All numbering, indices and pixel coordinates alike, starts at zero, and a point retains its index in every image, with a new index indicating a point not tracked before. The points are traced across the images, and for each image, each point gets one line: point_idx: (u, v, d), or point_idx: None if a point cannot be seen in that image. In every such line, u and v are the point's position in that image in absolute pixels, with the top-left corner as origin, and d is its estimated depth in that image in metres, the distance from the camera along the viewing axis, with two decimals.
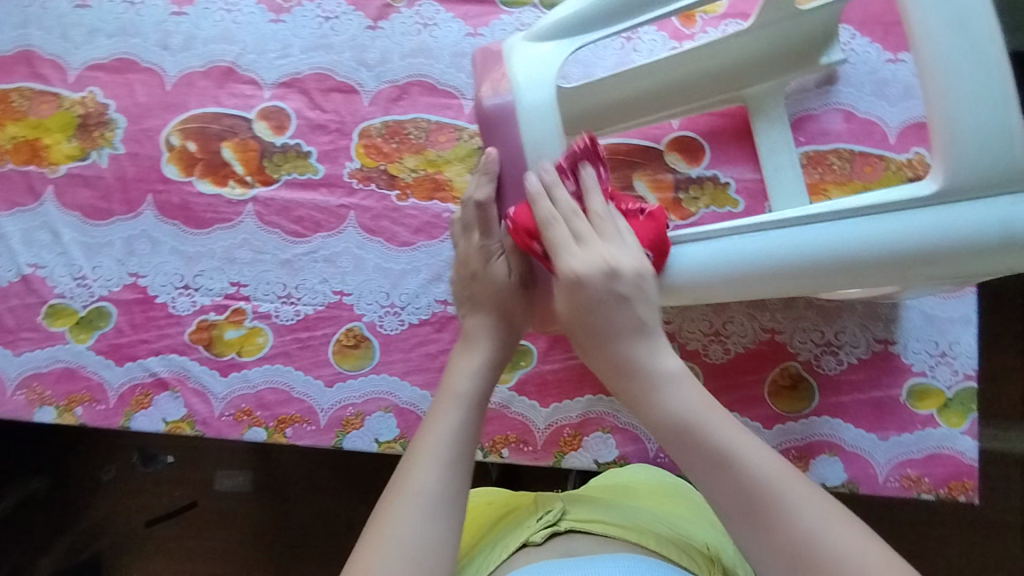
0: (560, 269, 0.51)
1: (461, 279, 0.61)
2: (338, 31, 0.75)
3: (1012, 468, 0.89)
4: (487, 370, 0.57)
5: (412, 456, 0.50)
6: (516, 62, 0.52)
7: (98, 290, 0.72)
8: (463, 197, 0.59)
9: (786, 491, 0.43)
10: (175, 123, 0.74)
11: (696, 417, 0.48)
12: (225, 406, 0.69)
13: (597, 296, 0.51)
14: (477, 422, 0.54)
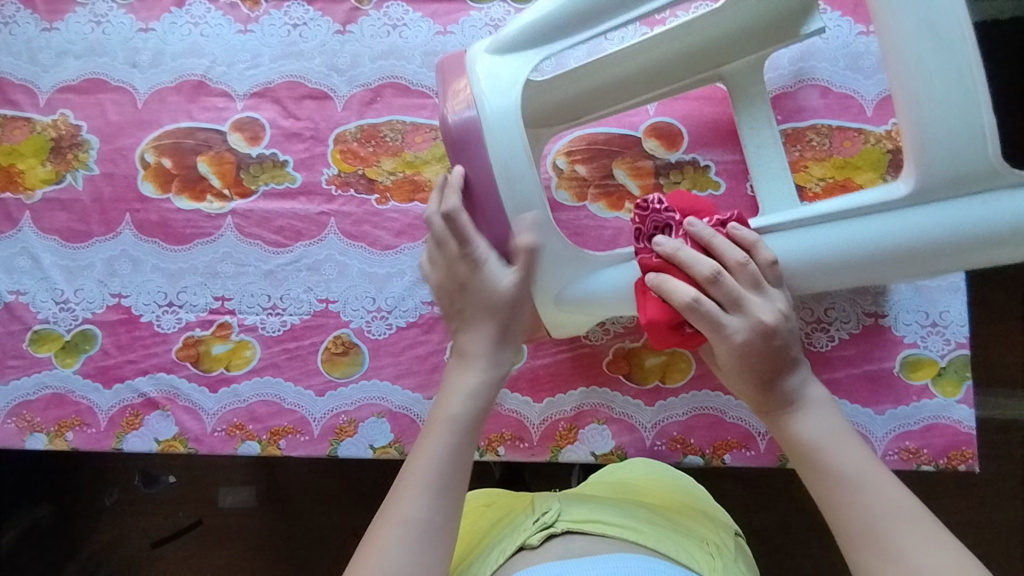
0: (726, 338, 0.51)
1: (446, 289, 0.58)
2: (307, 37, 0.74)
3: (1013, 434, 0.89)
4: (483, 390, 0.55)
5: (404, 479, 0.51)
6: (479, 77, 0.53)
7: (81, 313, 0.71)
8: (427, 218, 0.57)
9: (920, 536, 0.45)
10: (150, 141, 0.73)
11: (823, 448, 0.50)
12: (216, 421, 0.69)
13: (757, 348, 0.52)
14: (469, 445, 0.53)
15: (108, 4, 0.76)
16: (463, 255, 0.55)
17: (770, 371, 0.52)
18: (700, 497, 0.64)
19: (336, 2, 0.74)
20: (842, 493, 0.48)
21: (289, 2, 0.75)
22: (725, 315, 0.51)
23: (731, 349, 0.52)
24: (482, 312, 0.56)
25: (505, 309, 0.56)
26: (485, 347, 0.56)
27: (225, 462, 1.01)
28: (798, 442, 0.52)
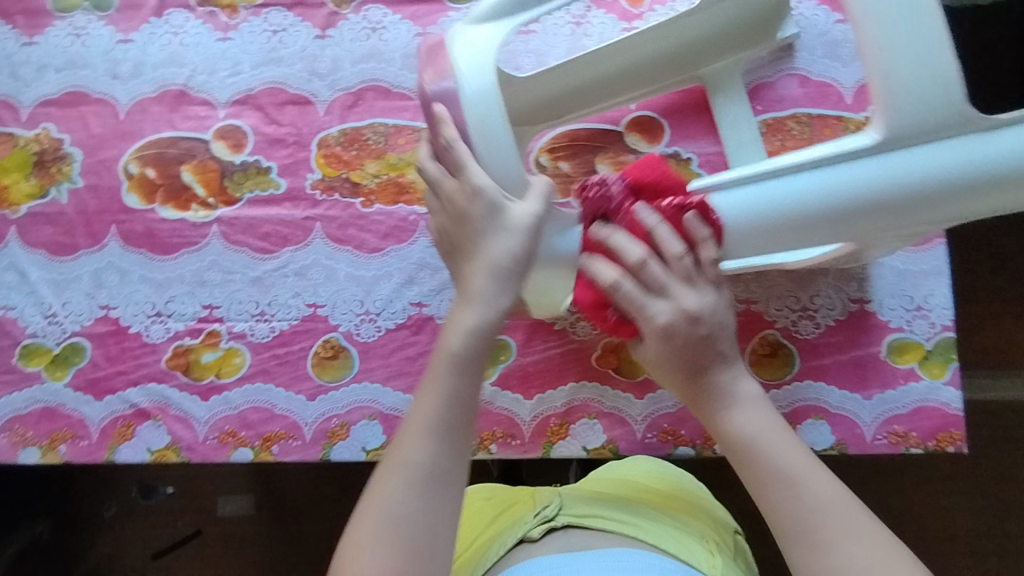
0: (647, 325, 0.55)
1: (449, 230, 0.53)
2: (287, 43, 0.74)
3: (1005, 416, 0.89)
4: (483, 331, 0.51)
5: (410, 424, 0.50)
6: (457, 46, 0.51)
7: (70, 326, 0.71)
8: (423, 155, 0.54)
9: (840, 526, 0.48)
10: (133, 151, 0.73)
11: (756, 440, 0.52)
12: (208, 429, 0.69)
13: (685, 341, 0.54)
14: (473, 390, 0.51)
15: (86, 16, 0.76)
16: (462, 184, 0.51)
17: (696, 361, 0.55)
18: (699, 492, 0.64)
19: (315, 7, 0.74)
20: (771, 489, 0.50)
21: (268, 8, 0.75)
22: (649, 297, 0.55)
23: (656, 337, 0.55)
24: (487, 239, 0.51)
25: (512, 230, 0.51)
26: (490, 275, 0.51)
27: (221, 470, 1.01)
28: (730, 433, 0.53)
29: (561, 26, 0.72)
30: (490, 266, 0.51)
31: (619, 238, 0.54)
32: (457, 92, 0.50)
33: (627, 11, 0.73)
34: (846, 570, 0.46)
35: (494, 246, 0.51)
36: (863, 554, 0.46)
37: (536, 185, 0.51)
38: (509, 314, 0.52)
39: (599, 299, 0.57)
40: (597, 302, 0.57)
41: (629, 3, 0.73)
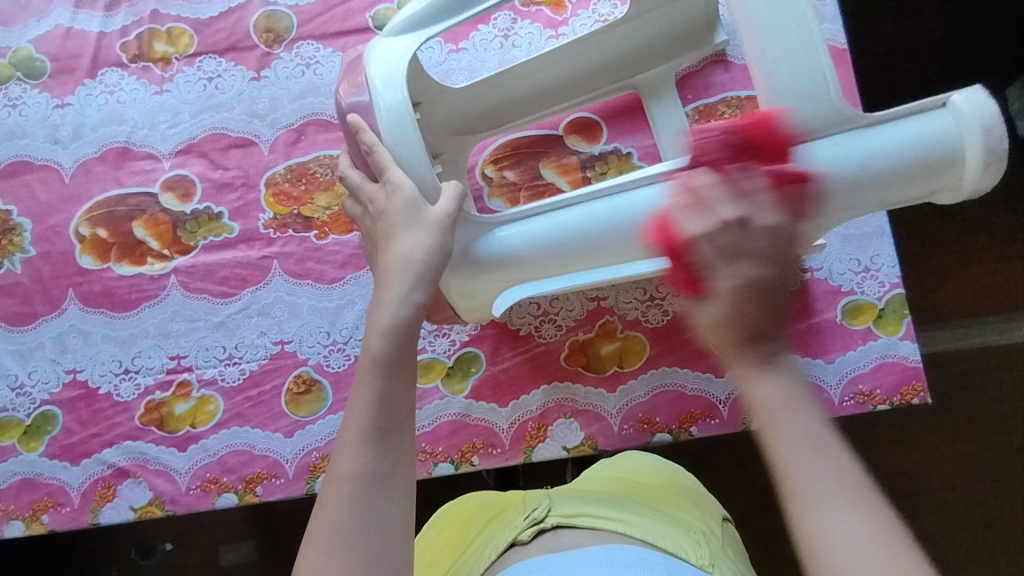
0: (720, 288, 0.42)
1: (371, 230, 0.54)
2: (223, 88, 0.75)
3: (971, 363, 0.92)
4: (407, 325, 0.49)
5: (344, 431, 0.47)
6: (371, 60, 0.53)
7: (38, 395, 0.71)
8: (345, 167, 0.56)
9: (855, 508, 0.37)
10: (82, 213, 0.74)
11: (783, 399, 0.40)
12: (190, 479, 0.69)
13: (763, 300, 0.41)
14: (404, 387, 0.48)
15: (20, 85, 0.76)
16: (382, 185, 0.52)
17: (759, 326, 0.41)
18: (690, 483, 0.65)
19: (247, 50, 0.75)
20: (804, 456, 0.38)
21: (201, 57, 0.76)
22: (726, 258, 0.42)
23: (722, 293, 0.42)
24: (404, 237, 0.51)
25: (427, 226, 0.50)
26: (403, 272, 0.50)
27: (215, 520, 1.00)
28: (767, 400, 0.40)
29: (490, 41, 0.74)
30: (408, 264, 0.50)
31: (701, 183, 0.45)
32: (368, 100, 0.52)
33: (551, 18, 0.74)
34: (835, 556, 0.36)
35: (411, 241, 0.50)
36: (884, 547, 0.36)
37: (446, 189, 0.51)
38: (428, 307, 0.50)
39: (672, 248, 0.45)
40: (671, 247, 0.45)
41: (552, 11, 0.74)
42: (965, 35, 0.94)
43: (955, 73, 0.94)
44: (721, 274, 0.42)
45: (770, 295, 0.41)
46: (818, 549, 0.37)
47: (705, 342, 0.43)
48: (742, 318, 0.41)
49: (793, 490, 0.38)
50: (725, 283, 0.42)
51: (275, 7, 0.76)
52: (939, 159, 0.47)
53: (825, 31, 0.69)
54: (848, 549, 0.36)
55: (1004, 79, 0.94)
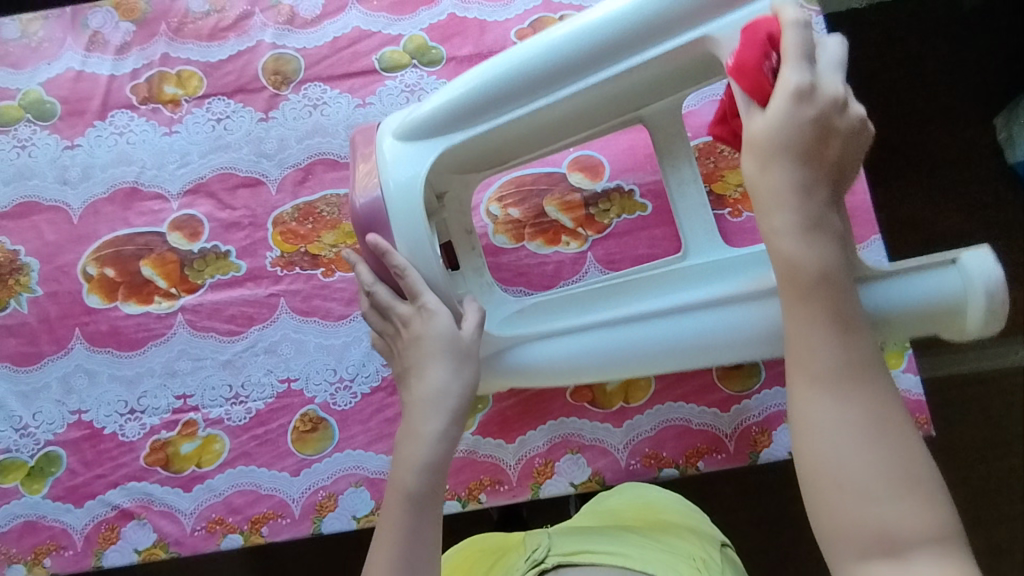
0: (783, 84, 0.44)
1: (401, 350, 0.57)
2: (231, 129, 0.76)
3: (971, 388, 0.92)
4: (436, 466, 0.53)
5: (379, 550, 0.53)
6: (384, 138, 0.58)
7: (42, 436, 0.71)
8: (365, 283, 0.58)
9: (856, 386, 0.42)
10: (90, 253, 0.74)
11: (814, 251, 0.43)
12: (195, 520, 0.68)
13: (815, 117, 0.43)
14: (432, 513, 0.53)
15: (29, 127, 0.77)
16: (416, 308, 0.55)
17: (813, 152, 0.43)
18: (688, 513, 0.65)
19: (256, 91, 0.77)
20: (821, 333, 0.43)
21: (210, 98, 0.77)
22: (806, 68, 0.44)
23: (787, 90, 0.43)
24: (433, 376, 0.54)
25: (461, 354, 0.55)
26: (434, 408, 0.54)
27: (212, 558, 0.98)
28: (803, 276, 0.43)
29: None
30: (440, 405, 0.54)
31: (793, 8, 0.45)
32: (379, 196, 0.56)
33: None
34: (813, 414, 0.42)
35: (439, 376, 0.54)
36: (871, 425, 0.41)
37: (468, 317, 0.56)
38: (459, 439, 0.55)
39: (762, 41, 0.46)
40: (767, 36, 0.46)
41: None
42: (954, 67, 0.97)
43: (946, 103, 0.96)
44: (790, 66, 0.44)
45: (821, 131, 0.43)
46: (802, 407, 0.43)
47: (749, 153, 0.45)
48: (796, 137, 0.43)
49: (801, 363, 0.43)
50: (790, 80, 0.43)
51: (283, 50, 0.77)
52: (945, 310, 0.52)
53: None
54: (832, 420, 0.41)
55: (996, 107, 0.96)
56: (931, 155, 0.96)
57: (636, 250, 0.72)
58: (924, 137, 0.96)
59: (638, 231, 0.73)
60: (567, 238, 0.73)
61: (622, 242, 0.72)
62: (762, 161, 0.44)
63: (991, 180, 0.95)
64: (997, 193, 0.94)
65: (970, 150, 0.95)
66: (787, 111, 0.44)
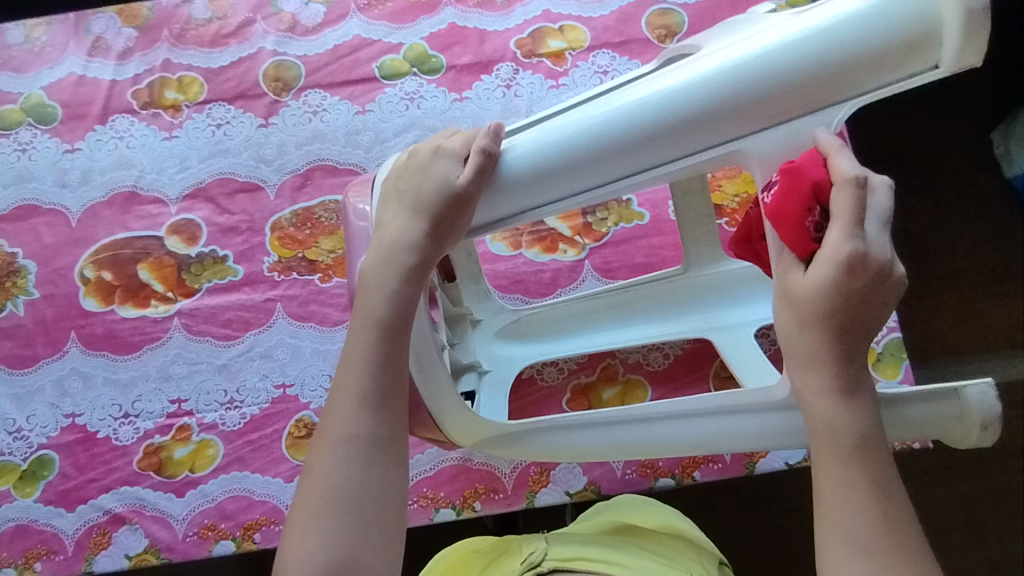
0: (829, 249, 0.39)
1: (400, 174, 0.50)
2: (231, 134, 0.77)
3: None
4: (400, 296, 0.48)
5: (339, 397, 0.49)
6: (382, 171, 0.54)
7: (36, 439, 0.70)
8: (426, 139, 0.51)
9: (889, 555, 0.41)
10: (88, 256, 0.74)
11: (847, 417, 0.43)
12: (187, 526, 0.68)
13: (858, 286, 0.39)
14: (396, 376, 0.48)
15: (30, 130, 0.78)
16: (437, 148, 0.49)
17: (852, 320, 0.41)
18: (685, 527, 0.64)
19: (256, 98, 0.77)
20: (853, 497, 0.42)
21: (210, 104, 0.78)
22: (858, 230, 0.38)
23: (832, 260, 0.39)
24: (409, 215, 0.48)
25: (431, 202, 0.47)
26: (396, 248, 0.48)
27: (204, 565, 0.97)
28: (834, 426, 0.43)
29: (493, 89, 0.76)
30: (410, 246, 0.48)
31: (846, 163, 0.38)
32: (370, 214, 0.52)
33: (552, 69, 0.76)
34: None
35: (417, 224, 0.48)
36: None
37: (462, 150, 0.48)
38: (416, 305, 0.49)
39: (807, 192, 0.39)
40: (813, 188, 0.39)
41: (553, 62, 0.76)
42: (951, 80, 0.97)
43: (945, 116, 0.96)
44: (838, 229, 0.38)
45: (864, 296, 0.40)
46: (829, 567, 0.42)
47: (787, 309, 0.42)
48: (838, 305, 0.40)
49: (832, 525, 0.42)
50: (838, 249, 0.39)
51: (284, 57, 0.78)
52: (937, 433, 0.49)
53: None
54: None
55: (993, 121, 0.95)
56: (932, 167, 0.95)
57: (633, 259, 0.72)
58: (923, 149, 0.95)
59: (636, 240, 0.73)
60: (564, 246, 0.73)
61: (619, 251, 0.72)
62: (800, 320, 0.42)
63: (989, 194, 0.94)
64: (997, 207, 0.94)
65: (968, 163, 0.95)
66: (831, 280, 0.39)
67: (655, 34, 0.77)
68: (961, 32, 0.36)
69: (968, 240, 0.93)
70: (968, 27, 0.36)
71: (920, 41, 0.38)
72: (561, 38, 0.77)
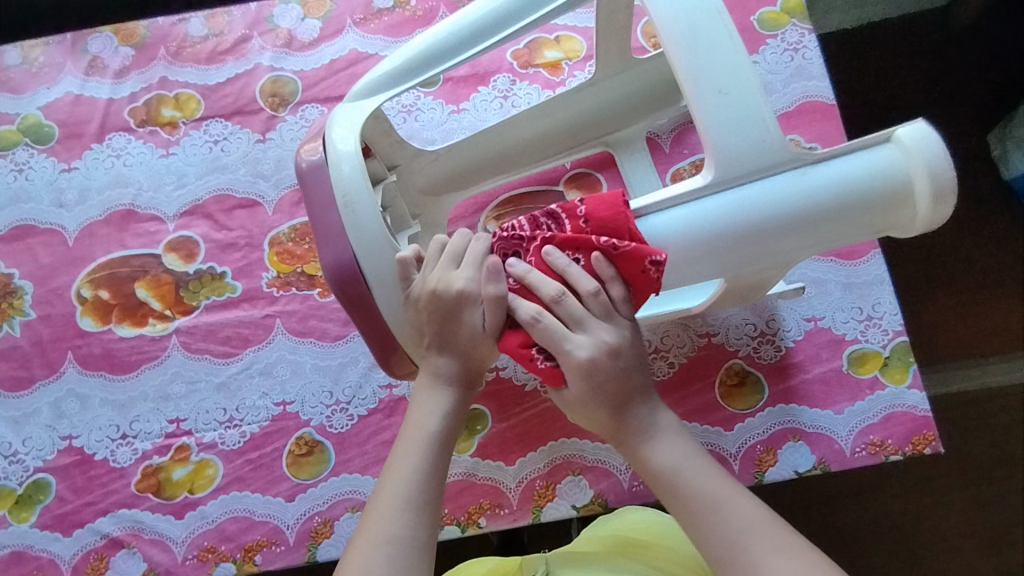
0: (571, 364, 0.48)
1: (427, 305, 0.51)
2: (228, 150, 0.76)
3: (987, 403, 0.88)
4: (450, 416, 0.53)
5: (378, 500, 0.49)
6: (334, 121, 0.55)
7: (32, 463, 0.69)
8: (436, 268, 0.52)
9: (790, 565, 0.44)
10: (85, 276, 0.74)
11: (673, 469, 0.49)
12: (186, 548, 0.66)
13: (609, 370, 0.49)
14: (439, 478, 0.51)
15: (27, 151, 0.78)
16: (459, 284, 0.50)
17: (625, 390, 0.50)
18: None
19: (253, 113, 0.77)
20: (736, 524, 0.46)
21: (208, 121, 0.77)
22: (568, 334, 0.48)
23: (576, 371, 0.48)
24: (444, 347, 0.53)
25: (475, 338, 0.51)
26: (440, 386, 0.53)
27: None
28: (674, 456, 0.49)
29: (490, 101, 0.76)
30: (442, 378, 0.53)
31: (545, 288, 0.48)
32: (339, 220, 0.52)
33: (549, 79, 0.76)
34: None
35: (446, 349, 0.53)
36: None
37: (487, 300, 0.49)
38: (458, 427, 0.53)
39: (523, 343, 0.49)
40: (523, 344, 0.49)
41: (550, 73, 0.76)
42: (957, 80, 0.95)
43: (943, 117, 0.94)
44: (572, 348, 0.48)
45: (634, 350, 0.50)
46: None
47: (584, 410, 0.51)
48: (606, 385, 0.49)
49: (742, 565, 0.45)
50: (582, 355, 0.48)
51: (281, 73, 0.78)
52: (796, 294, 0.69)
53: (810, 87, 0.74)
54: None
55: (991, 122, 0.94)
56: None
57: None
58: None
59: None
60: None
61: None
62: (604, 411, 0.50)
63: (987, 197, 0.93)
64: (997, 210, 0.92)
65: (962, 165, 0.94)
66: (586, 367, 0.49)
67: (650, 42, 0.77)
68: (930, 208, 0.46)
69: (971, 241, 0.92)
70: (939, 191, 0.45)
71: (897, 197, 0.46)
72: (557, 48, 0.77)
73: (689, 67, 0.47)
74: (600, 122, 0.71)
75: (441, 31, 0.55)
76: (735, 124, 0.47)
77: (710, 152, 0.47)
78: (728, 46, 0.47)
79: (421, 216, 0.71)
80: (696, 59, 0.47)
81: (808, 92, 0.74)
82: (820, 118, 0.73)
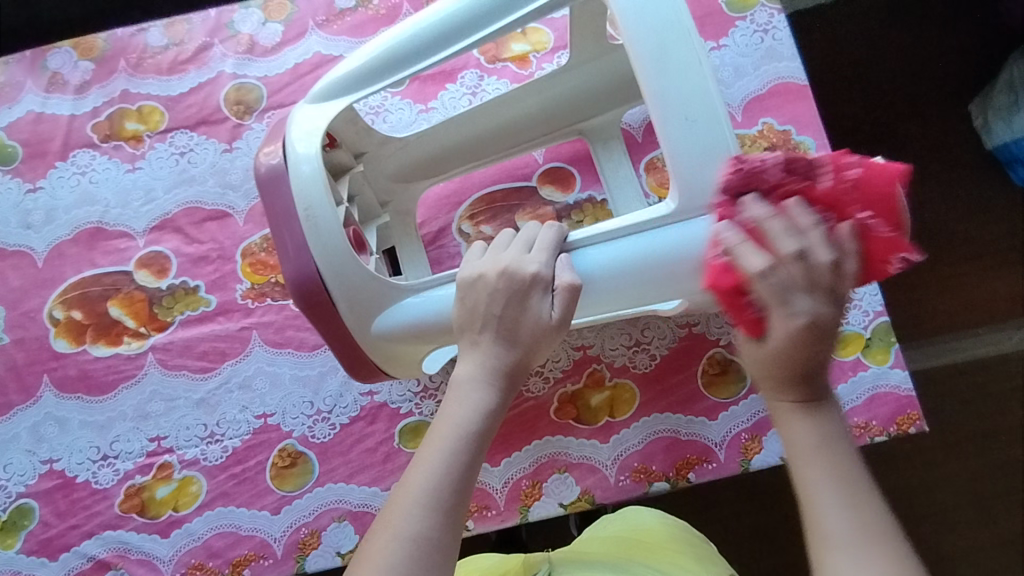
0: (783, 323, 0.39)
1: (488, 290, 0.48)
2: (195, 162, 0.75)
3: (979, 375, 0.88)
4: (493, 410, 0.46)
5: (402, 487, 0.43)
6: (294, 125, 0.54)
7: (14, 488, 0.68)
8: (508, 254, 0.49)
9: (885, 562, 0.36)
10: (56, 297, 0.73)
11: (817, 450, 0.40)
12: (174, 566, 0.66)
13: (811, 345, 0.39)
14: (472, 477, 0.44)
15: None
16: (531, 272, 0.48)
17: (806, 364, 0.40)
18: (696, 539, 0.59)
19: (219, 123, 0.76)
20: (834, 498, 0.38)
21: (172, 132, 0.76)
22: (793, 291, 0.39)
23: (785, 332, 0.39)
24: (489, 331, 0.48)
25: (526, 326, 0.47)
26: (483, 372, 0.47)
27: None
28: (805, 438, 0.40)
29: (459, 98, 0.75)
30: (488, 371, 0.47)
31: (785, 242, 0.39)
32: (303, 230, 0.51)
33: (517, 73, 0.75)
34: None
35: (494, 333, 0.48)
36: None
37: (561, 287, 0.48)
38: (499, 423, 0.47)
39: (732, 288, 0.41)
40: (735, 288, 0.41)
41: (518, 66, 0.75)
42: (932, 53, 0.93)
43: (922, 91, 0.93)
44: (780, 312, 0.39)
45: (824, 331, 0.39)
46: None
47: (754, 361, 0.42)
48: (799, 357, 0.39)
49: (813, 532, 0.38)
50: (788, 323, 0.39)
51: (244, 80, 0.77)
52: None
53: (782, 68, 0.73)
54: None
55: (969, 94, 0.93)
56: (910, 146, 0.92)
57: None
58: (904, 125, 0.93)
59: None
60: None
61: None
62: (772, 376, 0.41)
63: (968, 169, 0.92)
64: (979, 182, 0.91)
65: (942, 138, 0.92)
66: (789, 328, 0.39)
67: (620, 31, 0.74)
68: None
69: (954, 214, 0.91)
70: None
71: None
72: (524, 41, 0.76)
73: (655, 85, 0.46)
74: (569, 110, 0.68)
75: (402, 32, 0.54)
76: (697, 143, 0.45)
77: (675, 175, 0.46)
78: (695, 64, 0.46)
79: (390, 203, 0.69)
80: (661, 76, 0.45)
81: (780, 73, 0.72)
82: (793, 99, 0.72)
